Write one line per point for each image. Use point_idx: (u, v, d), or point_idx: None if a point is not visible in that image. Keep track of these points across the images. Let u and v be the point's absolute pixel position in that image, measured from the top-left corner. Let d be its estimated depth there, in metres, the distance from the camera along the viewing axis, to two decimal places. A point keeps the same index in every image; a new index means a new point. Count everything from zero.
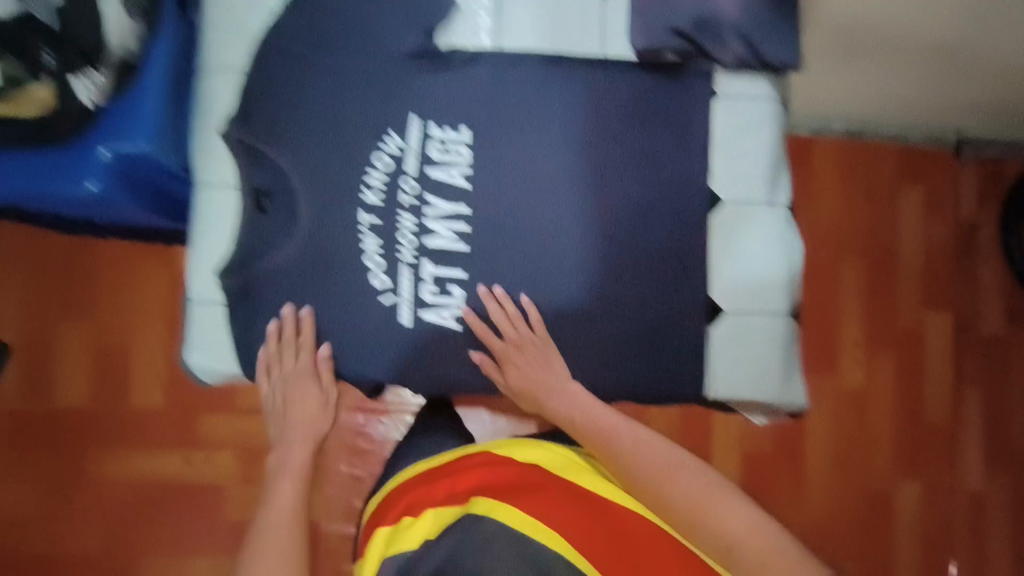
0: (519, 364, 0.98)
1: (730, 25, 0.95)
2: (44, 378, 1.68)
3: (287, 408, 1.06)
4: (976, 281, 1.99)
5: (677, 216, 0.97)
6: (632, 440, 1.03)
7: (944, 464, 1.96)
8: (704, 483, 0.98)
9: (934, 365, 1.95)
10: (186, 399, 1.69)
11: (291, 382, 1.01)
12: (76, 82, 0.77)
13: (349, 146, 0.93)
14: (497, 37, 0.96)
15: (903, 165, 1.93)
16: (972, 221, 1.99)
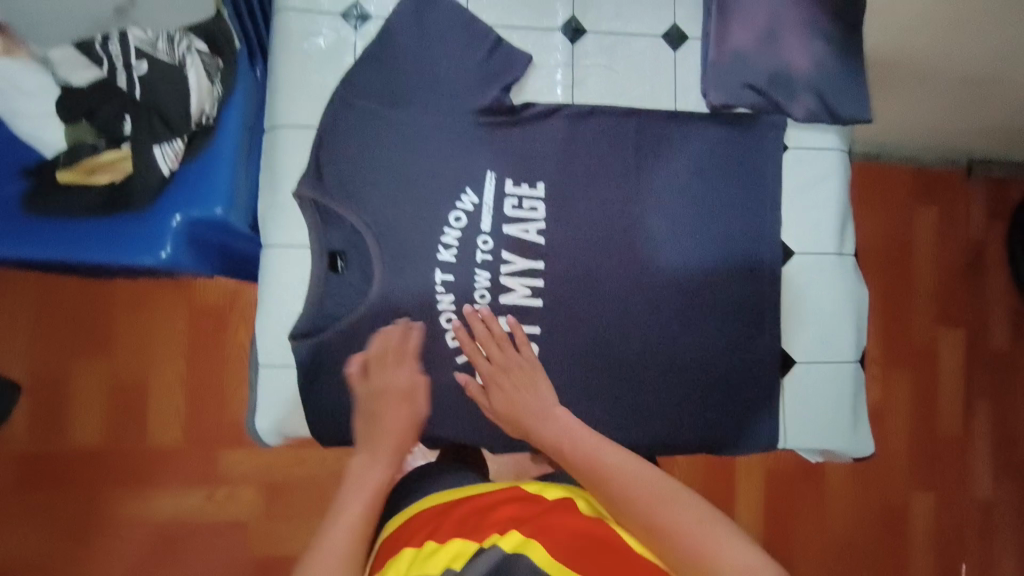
0: (503, 389, 0.89)
1: (800, 79, 0.95)
2: (51, 416, 1.42)
3: (380, 420, 0.88)
4: (984, 299, 1.77)
5: (751, 270, 0.96)
6: (608, 458, 0.82)
7: (953, 479, 1.73)
8: (685, 504, 0.76)
9: (949, 383, 1.74)
10: (209, 432, 1.44)
11: (387, 395, 0.88)
12: (155, 148, 0.74)
13: (424, 202, 0.90)
14: (570, 90, 0.95)
15: (915, 191, 1.74)
16: (982, 240, 1.77)
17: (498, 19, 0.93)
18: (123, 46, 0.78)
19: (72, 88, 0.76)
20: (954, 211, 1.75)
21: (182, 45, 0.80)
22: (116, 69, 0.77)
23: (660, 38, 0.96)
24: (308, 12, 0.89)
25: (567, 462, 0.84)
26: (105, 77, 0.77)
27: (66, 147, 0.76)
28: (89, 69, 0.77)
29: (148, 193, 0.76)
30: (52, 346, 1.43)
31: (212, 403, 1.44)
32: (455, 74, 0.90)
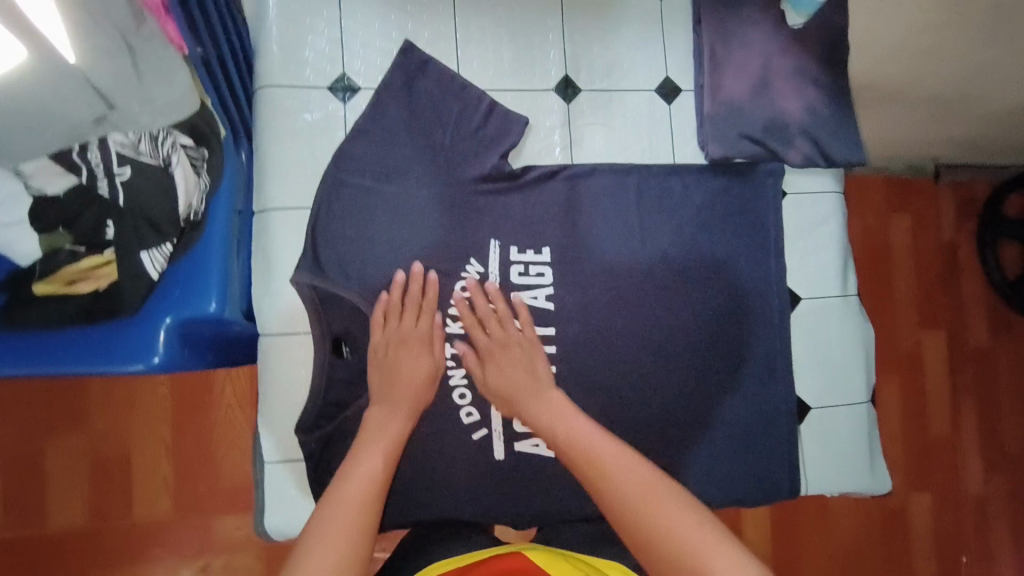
0: (499, 363, 0.85)
1: (794, 126, 0.96)
2: (24, 504, 1.12)
3: (399, 376, 0.82)
4: (960, 299, 1.59)
5: (760, 319, 0.96)
6: (601, 443, 0.76)
7: (946, 476, 1.55)
8: (695, 518, 0.67)
9: (936, 386, 1.56)
10: (202, 502, 1.14)
11: (405, 344, 0.83)
12: (142, 254, 0.69)
13: (428, 276, 0.88)
14: (569, 149, 0.93)
15: (890, 197, 1.57)
16: (953, 241, 1.60)
17: (491, 82, 0.91)
18: (103, 150, 0.66)
19: (47, 196, 0.66)
20: (930, 216, 1.59)
21: (167, 142, 0.68)
22: (96, 176, 0.67)
23: (653, 92, 0.96)
24: (294, 87, 0.85)
25: (561, 445, 0.78)
26: (85, 184, 0.67)
27: (43, 255, 0.68)
28: (65, 176, 0.66)
29: (134, 298, 0.69)
30: (12, 420, 1.13)
31: (203, 467, 1.14)
32: (455, 144, 0.89)
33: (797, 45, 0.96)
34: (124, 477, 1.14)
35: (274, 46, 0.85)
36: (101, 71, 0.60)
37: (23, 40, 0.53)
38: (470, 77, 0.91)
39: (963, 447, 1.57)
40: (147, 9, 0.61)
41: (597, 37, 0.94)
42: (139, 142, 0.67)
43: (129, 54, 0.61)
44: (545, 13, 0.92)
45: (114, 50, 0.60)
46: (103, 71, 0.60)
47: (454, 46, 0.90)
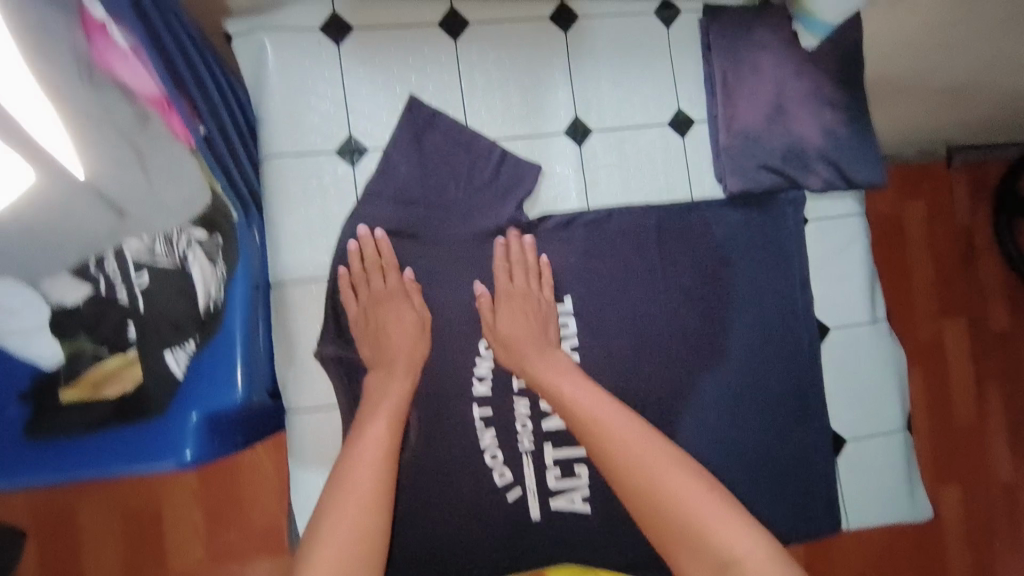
0: (512, 309, 0.84)
1: (813, 151, 0.93)
2: (60, 567, 1.08)
3: (388, 334, 0.81)
4: (980, 282, 1.56)
5: (790, 354, 0.94)
6: (602, 413, 0.76)
7: (977, 465, 1.54)
8: (693, 478, 0.70)
9: (958, 373, 1.54)
10: (237, 548, 1.11)
11: (385, 304, 0.82)
12: (167, 354, 0.70)
13: (452, 337, 0.87)
14: (585, 194, 0.91)
15: (905, 187, 1.51)
16: (969, 224, 1.56)
17: (499, 130, 0.89)
18: (119, 261, 0.68)
19: (68, 309, 0.69)
20: (945, 198, 1.53)
21: (181, 240, 0.69)
22: (115, 286, 0.69)
23: (667, 125, 0.92)
24: (301, 154, 0.83)
25: (563, 411, 0.78)
26: (102, 294, 0.69)
27: (68, 357, 0.70)
28: (82, 286, 0.68)
29: (161, 397, 0.69)
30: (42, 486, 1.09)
31: (232, 512, 1.11)
32: (466, 200, 0.87)
33: (812, 66, 0.92)
34: (157, 532, 1.10)
35: (275, 113, 0.82)
36: (115, 182, 0.59)
37: (32, 163, 0.52)
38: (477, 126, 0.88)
39: (992, 434, 1.55)
40: (152, 112, 0.59)
41: (606, 75, 0.91)
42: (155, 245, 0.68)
43: (139, 164, 0.60)
44: (550, 54, 0.89)
45: (127, 159, 0.59)
46: (117, 183, 0.59)
47: (460, 97, 0.88)
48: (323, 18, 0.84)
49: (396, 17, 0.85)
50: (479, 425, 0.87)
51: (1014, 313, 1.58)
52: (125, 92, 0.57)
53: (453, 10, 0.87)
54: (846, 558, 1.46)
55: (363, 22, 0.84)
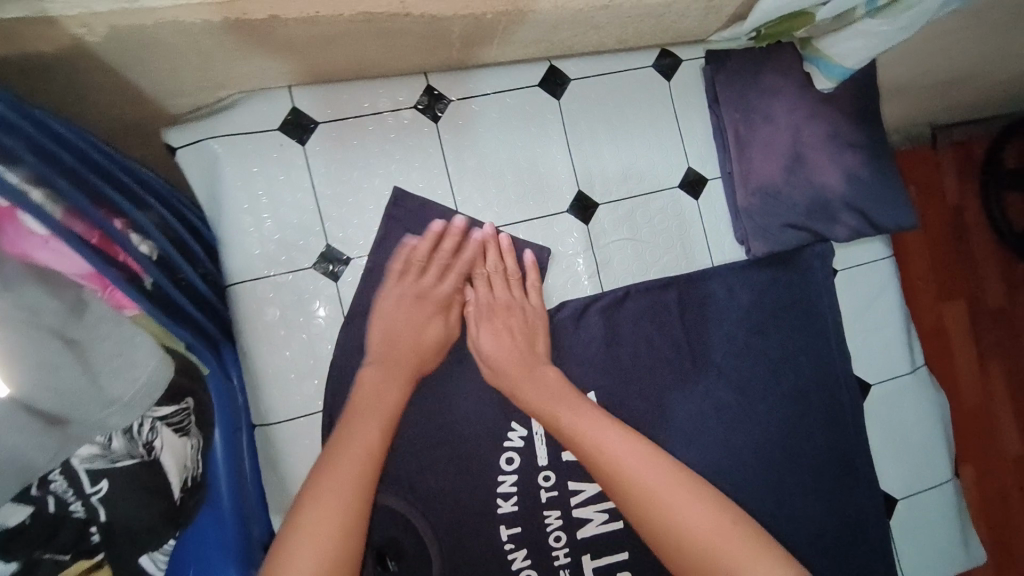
0: (495, 326, 0.75)
1: (838, 199, 0.84)
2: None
3: (401, 347, 0.71)
4: (976, 260, 1.50)
5: (831, 418, 0.87)
6: (602, 438, 0.64)
7: (1002, 458, 1.47)
8: (713, 512, 0.58)
9: (963, 359, 1.48)
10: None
11: (421, 302, 0.73)
12: (144, 557, 0.57)
13: (468, 452, 0.76)
14: (597, 274, 0.82)
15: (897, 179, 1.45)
16: (959, 203, 1.50)
17: (497, 216, 0.79)
18: (69, 474, 0.50)
19: (11, 531, 0.48)
20: (935, 177, 1.49)
21: (146, 428, 0.55)
22: (65, 501, 0.51)
23: (677, 188, 0.85)
24: (276, 274, 0.73)
25: (563, 433, 0.66)
26: (52, 514, 0.50)
27: None
28: (24, 507, 0.49)
29: None
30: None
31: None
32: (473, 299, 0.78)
33: (829, 106, 0.84)
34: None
35: (238, 228, 0.72)
36: (49, 392, 0.47)
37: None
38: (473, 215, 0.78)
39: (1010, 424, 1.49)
40: (89, 289, 0.52)
41: (606, 138, 0.83)
42: (111, 440, 0.52)
43: (79, 361, 0.49)
44: (543, 125, 0.81)
45: (64, 360, 0.48)
46: (52, 392, 0.47)
47: (447, 182, 0.78)
48: (284, 114, 0.73)
49: (366, 103, 0.75)
50: (509, 546, 0.75)
51: (1010, 290, 1.53)
52: (46, 278, 0.49)
53: (430, 86, 0.77)
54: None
55: (331, 115, 0.75)
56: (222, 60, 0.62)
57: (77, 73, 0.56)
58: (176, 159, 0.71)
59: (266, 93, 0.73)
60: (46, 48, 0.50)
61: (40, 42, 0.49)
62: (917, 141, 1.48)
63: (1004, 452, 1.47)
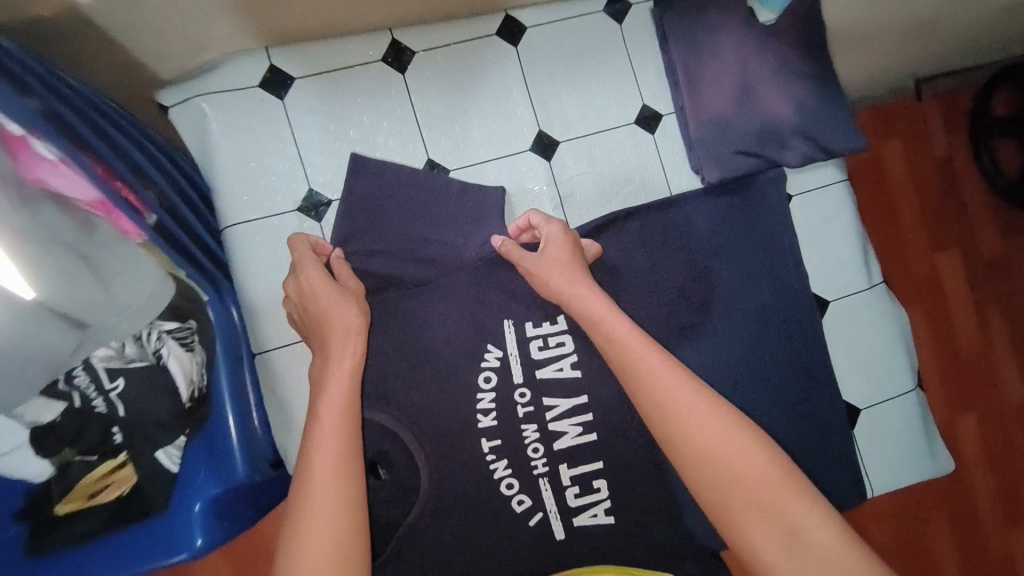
0: (564, 246, 0.79)
1: (786, 126, 0.90)
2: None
3: (326, 308, 0.73)
4: (968, 208, 1.54)
5: (791, 333, 0.91)
6: (668, 379, 0.67)
7: (989, 395, 1.53)
8: (762, 455, 0.63)
9: (959, 308, 1.52)
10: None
11: (303, 281, 0.75)
12: (158, 453, 0.68)
13: (448, 373, 0.83)
14: (562, 205, 0.88)
15: (877, 128, 1.49)
16: (948, 153, 1.54)
17: (462, 157, 0.86)
18: (89, 371, 0.61)
19: (43, 426, 0.62)
20: (917, 131, 1.51)
21: (152, 336, 0.64)
22: (88, 397, 0.62)
23: (634, 125, 0.91)
24: (264, 217, 0.80)
25: (628, 377, 0.68)
26: (76, 407, 0.62)
27: (54, 471, 0.66)
28: (53, 402, 0.61)
29: (160, 495, 0.68)
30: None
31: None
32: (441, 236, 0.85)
33: (772, 40, 0.89)
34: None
35: (227, 178, 0.79)
36: (68, 295, 0.54)
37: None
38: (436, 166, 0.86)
39: (1000, 366, 1.54)
40: (94, 212, 0.59)
41: (563, 83, 0.89)
42: (124, 347, 0.62)
43: (92, 272, 0.56)
44: (504, 74, 0.87)
45: (78, 271, 0.55)
46: (71, 298, 0.54)
47: (417, 128, 0.85)
48: (263, 73, 0.80)
49: (339, 59, 0.83)
50: (491, 458, 0.82)
51: (1004, 237, 1.56)
52: (58, 200, 0.55)
53: (395, 41, 0.84)
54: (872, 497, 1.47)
55: (304, 72, 0.82)
56: (200, 21, 0.70)
57: (74, 36, 0.63)
58: (170, 118, 0.80)
59: (246, 56, 0.80)
60: (47, 13, 0.58)
61: (40, 7, 0.57)
62: (901, 96, 1.49)
63: (995, 388, 1.53)
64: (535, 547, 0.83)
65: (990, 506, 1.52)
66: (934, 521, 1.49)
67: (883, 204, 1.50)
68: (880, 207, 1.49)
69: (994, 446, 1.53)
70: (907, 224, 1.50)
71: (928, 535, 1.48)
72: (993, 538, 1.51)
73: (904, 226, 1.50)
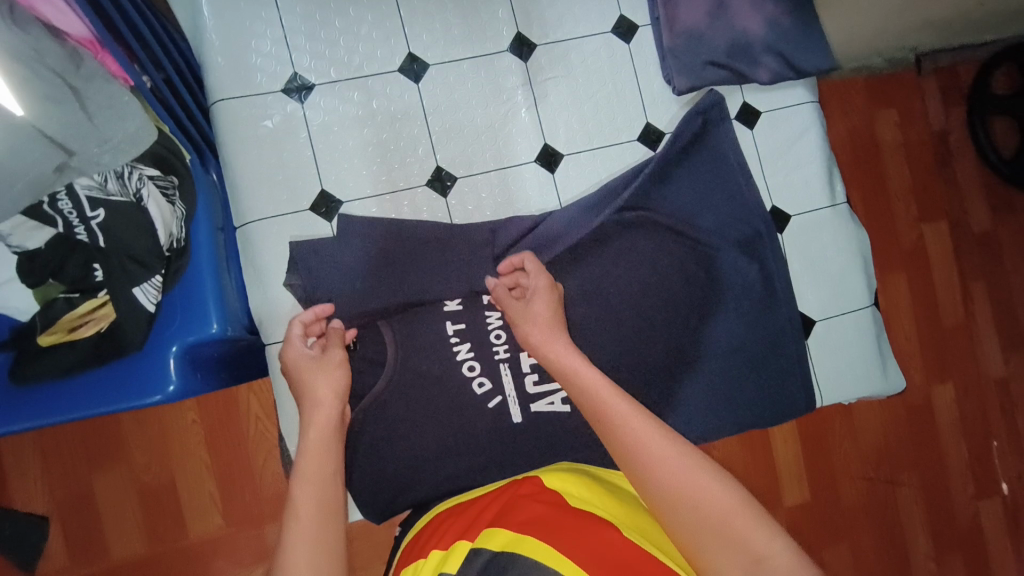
0: (546, 308, 0.80)
1: (759, 42, 0.92)
2: (86, 537, 1.17)
3: (304, 379, 0.76)
4: (957, 183, 1.55)
5: (754, 245, 0.95)
6: (634, 424, 0.67)
7: (967, 365, 1.54)
8: (726, 492, 0.61)
9: (944, 278, 1.52)
10: (253, 510, 1.20)
11: (300, 363, 0.77)
12: (135, 290, 0.71)
13: (419, 257, 0.86)
14: (537, 106, 0.92)
15: (872, 94, 1.49)
16: (944, 128, 1.54)
17: (442, 54, 0.89)
18: (74, 198, 0.68)
19: (28, 252, 0.69)
20: (910, 104, 1.51)
21: (133, 176, 0.71)
22: (71, 223, 0.69)
23: (610, 33, 0.94)
24: (247, 96, 0.84)
25: (594, 416, 0.70)
26: (63, 233, 0.70)
27: (40, 307, 0.72)
28: (42, 229, 0.69)
29: (136, 334, 0.71)
30: (57, 462, 1.17)
31: (245, 480, 1.20)
32: (425, 254, 0.87)
33: None
34: (173, 498, 1.19)
35: (215, 56, 0.83)
36: (53, 119, 0.58)
37: None
38: (421, 208, 0.89)
39: (978, 336, 1.55)
40: (82, 49, 0.63)
41: None
42: (107, 182, 0.69)
43: (77, 99, 0.61)
44: None
45: (63, 97, 0.59)
46: (55, 119, 0.58)
47: (400, 24, 0.88)
48: None
49: None
50: (454, 339, 0.86)
51: (993, 211, 1.57)
52: (50, 31, 0.60)
53: None
54: (845, 456, 1.49)
55: None
56: None
57: None
58: None
59: None
60: None
61: None
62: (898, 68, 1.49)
63: (975, 357, 1.54)
64: (493, 428, 0.86)
65: (960, 475, 1.54)
66: (905, 486, 1.51)
67: (874, 171, 1.49)
68: (869, 172, 1.49)
69: (966, 411, 1.55)
70: (897, 187, 1.50)
71: (896, 497, 1.51)
72: (962, 507, 1.54)
73: (893, 191, 1.50)
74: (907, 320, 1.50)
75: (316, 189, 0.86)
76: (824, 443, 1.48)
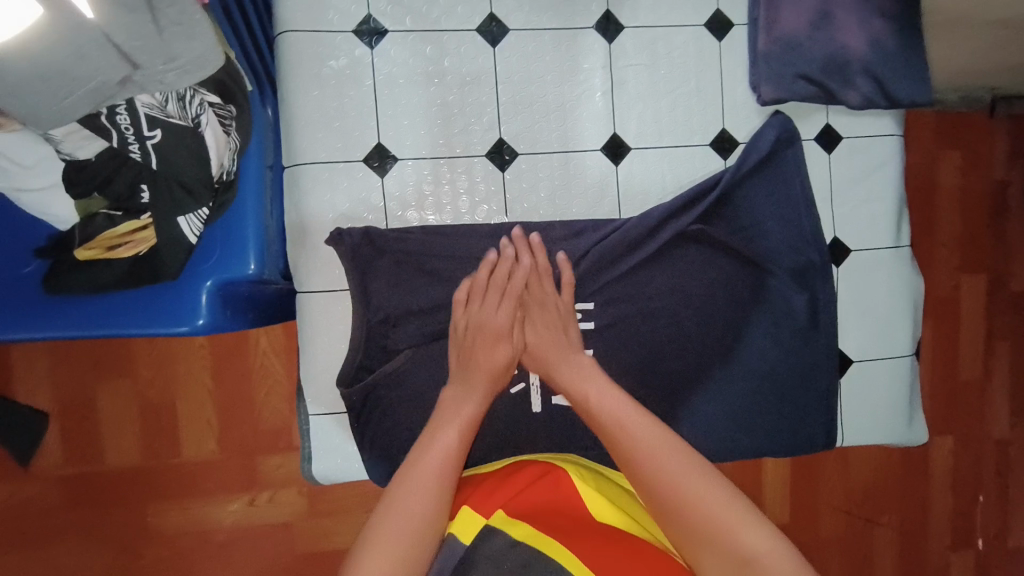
0: (535, 320, 0.83)
1: (858, 62, 0.86)
2: (84, 440, 1.19)
3: (478, 350, 0.79)
4: (1015, 243, 1.47)
5: (806, 273, 0.91)
6: (700, 492, 0.64)
7: (971, 419, 1.51)
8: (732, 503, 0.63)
9: (971, 332, 1.48)
10: (249, 445, 1.21)
11: (483, 329, 0.80)
12: (181, 218, 0.69)
13: (465, 234, 0.83)
14: (612, 92, 0.87)
15: (942, 135, 1.42)
16: (1006, 180, 1.45)
17: (524, 20, 0.84)
18: (132, 114, 0.65)
19: (77, 163, 0.67)
20: (982, 150, 1.44)
21: (195, 101, 0.68)
22: (126, 139, 0.66)
23: (703, 27, 0.89)
24: (315, 29, 0.80)
25: (610, 426, 0.72)
26: (114, 148, 0.67)
27: (81, 220, 0.71)
28: (95, 140, 0.67)
29: (174, 261, 0.69)
30: (65, 364, 1.17)
31: (246, 415, 1.20)
32: (472, 251, 0.84)
33: None
34: (173, 420, 1.20)
35: None
36: (125, 31, 0.55)
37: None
38: (479, 201, 0.85)
39: (992, 397, 1.50)
40: None
41: None
42: (168, 103, 0.67)
43: (149, 11, 0.57)
44: None
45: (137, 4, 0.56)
46: (127, 30, 0.56)
47: None
48: None
49: None
50: None
51: None
52: None
53: None
54: (834, 489, 1.48)
55: None
56: None
57: None
58: None
59: None
60: None
61: None
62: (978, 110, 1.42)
63: (981, 415, 1.50)
64: (512, 414, 0.85)
65: (943, 529, 1.53)
66: (885, 528, 1.51)
67: (930, 213, 1.44)
68: (926, 213, 1.44)
69: (962, 467, 1.52)
70: (950, 233, 1.44)
71: (876, 539, 1.51)
72: (939, 559, 1.54)
73: (946, 236, 1.44)
74: (925, 367, 1.47)
75: (373, 142, 0.83)
76: (817, 474, 1.47)
